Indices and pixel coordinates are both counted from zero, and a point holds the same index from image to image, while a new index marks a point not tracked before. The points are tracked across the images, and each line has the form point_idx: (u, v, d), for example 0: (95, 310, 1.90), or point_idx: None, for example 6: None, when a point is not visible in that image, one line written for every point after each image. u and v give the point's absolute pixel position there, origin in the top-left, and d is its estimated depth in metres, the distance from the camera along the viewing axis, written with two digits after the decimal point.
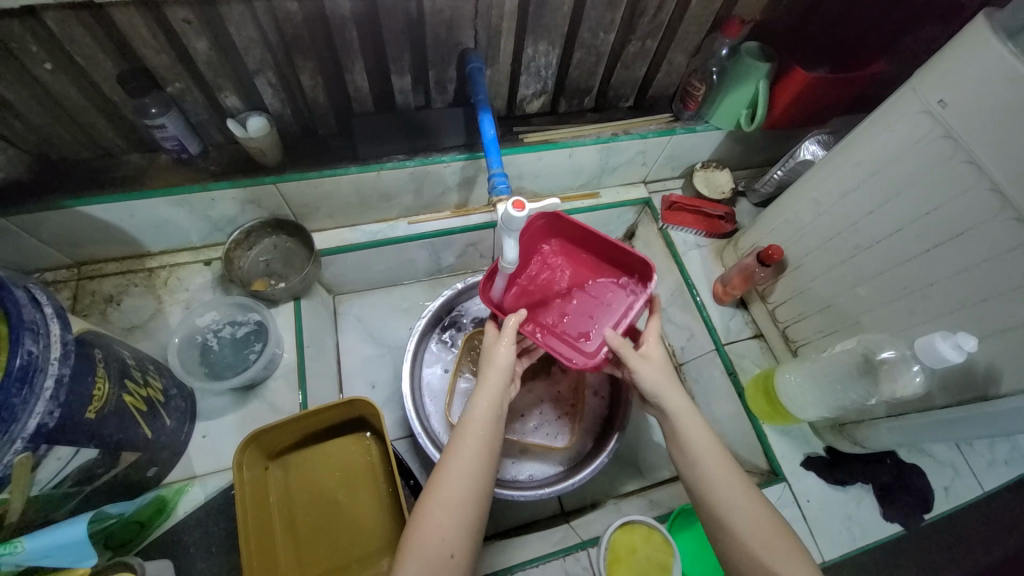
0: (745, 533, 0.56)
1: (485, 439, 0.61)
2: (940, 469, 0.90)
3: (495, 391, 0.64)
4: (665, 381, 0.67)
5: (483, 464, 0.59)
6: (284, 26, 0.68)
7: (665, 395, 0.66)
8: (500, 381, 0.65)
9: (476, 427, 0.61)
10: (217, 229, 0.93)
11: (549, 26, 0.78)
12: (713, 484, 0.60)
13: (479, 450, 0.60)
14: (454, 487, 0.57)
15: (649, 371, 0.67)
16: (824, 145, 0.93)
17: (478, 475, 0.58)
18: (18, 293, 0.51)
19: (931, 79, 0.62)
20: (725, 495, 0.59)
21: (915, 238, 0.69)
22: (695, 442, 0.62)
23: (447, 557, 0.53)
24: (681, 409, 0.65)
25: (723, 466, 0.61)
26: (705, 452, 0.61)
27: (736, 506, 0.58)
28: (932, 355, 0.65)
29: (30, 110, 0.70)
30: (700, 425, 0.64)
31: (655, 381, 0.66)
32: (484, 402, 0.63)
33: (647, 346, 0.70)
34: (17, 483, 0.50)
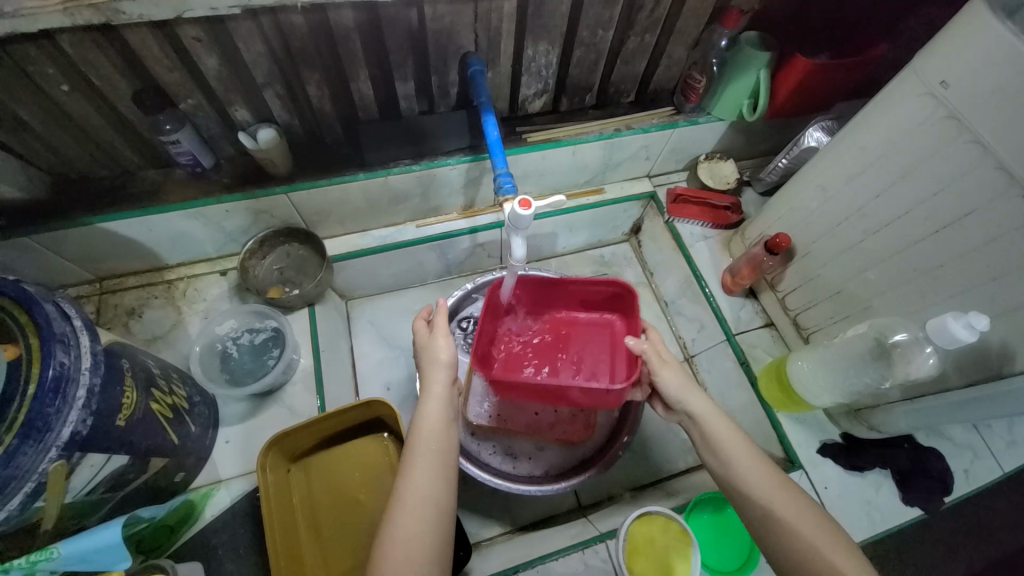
0: (796, 530, 0.56)
1: (435, 459, 0.60)
2: (959, 452, 0.90)
3: (439, 406, 0.64)
4: (685, 384, 0.68)
5: (437, 485, 0.58)
6: (291, 39, 0.69)
7: (687, 397, 0.67)
8: (443, 395, 0.65)
9: (425, 446, 0.61)
10: (232, 240, 0.95)
11: (548, 26, 0.79)
12: (751, 483, 0.60)
13: (430, 472, 0.58)
14: (409, 515, 0.55)
15: (671, 372, 0.69)
16: (828, 131, 0.93)
17: (435, 500, 0.57)
18: (48, 307, 0.53)
19: (933, 60, 0.62)
20: (767, 493, 0.59)
21: (923, 220, 0.69)
22: (726, 443, 0.63)
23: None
24: (706, 410, 0.65)
25: (754, 463, 0.61)
26: (736, 450, 0.62)
27: (779, 504, 0.58)
28: (945, 335, 0.65)
29: (51, 131, 0.72)
30: (726, 424, 0.64)
31: (678, 381, 0.68)
32: (430, 417, 0.63)
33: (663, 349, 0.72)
34: (54, 491, 0.51)
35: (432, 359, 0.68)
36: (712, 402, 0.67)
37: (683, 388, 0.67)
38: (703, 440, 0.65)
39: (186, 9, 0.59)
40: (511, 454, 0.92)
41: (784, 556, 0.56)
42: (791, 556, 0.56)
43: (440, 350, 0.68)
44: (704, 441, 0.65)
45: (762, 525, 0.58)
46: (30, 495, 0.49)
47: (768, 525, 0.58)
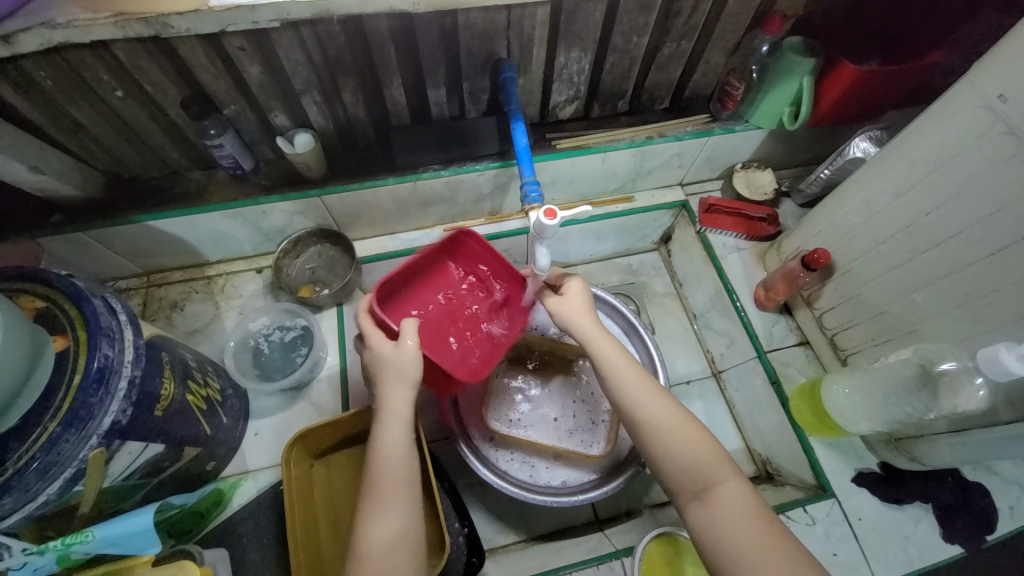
0: (701, 460, 0.58)
1: (399, 485, 0.59)
2: (1008, 488, 0.83)
3: (403, 428, 0.62)
4: (575, 307, 0.70)
5: (405, 502, 0.58)
6: (328, 48, 0.71)
7: (574, 320, 0.70)
8: (404, 422, 0.63)
9: (389, 464, 0.60)
10: (268, 239, 0.99)
11: (581, 33, 0.79)
12: (648, 413, 0.62)
13: (395, 498, 0.58)
14: (381, 536, 0.56)
15: (571, 304, 0.70)
16: (876, 141, 0.89)
17: (401, 525, 0.57)
18: (96, 302, 0.56)
19: (995, 71, 0.58)
20: (670, 431, 0.60)
21: (978, 241, 0.64)
22: (615, 373, 0.65)
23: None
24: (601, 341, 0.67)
25: (648, 395, 0.63)
26: (630, 384, 0.64)
27: (682, 441, 0.60)
28: (996, 367, 0.60)
29: (105, 134, 0.77)
30: (616, 351, 0.67)
31: (576, 314, 0.70)
32: (389, 440, 0.61)
33: (568, 283, 0.73)
34: (92, 476, 0.55)
35: (398, 375, 0.64)
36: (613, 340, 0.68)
37: (575, 317, 0.70)
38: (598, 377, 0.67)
39: (230, 23, 0.61)
40: (529, 462, 0.91)
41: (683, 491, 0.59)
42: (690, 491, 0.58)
43: (407, 367, 0.63)
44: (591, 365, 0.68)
45: (661, 455, 0.60)
46: (70, 480, 0.52)
47: (667, 461, 0.60)
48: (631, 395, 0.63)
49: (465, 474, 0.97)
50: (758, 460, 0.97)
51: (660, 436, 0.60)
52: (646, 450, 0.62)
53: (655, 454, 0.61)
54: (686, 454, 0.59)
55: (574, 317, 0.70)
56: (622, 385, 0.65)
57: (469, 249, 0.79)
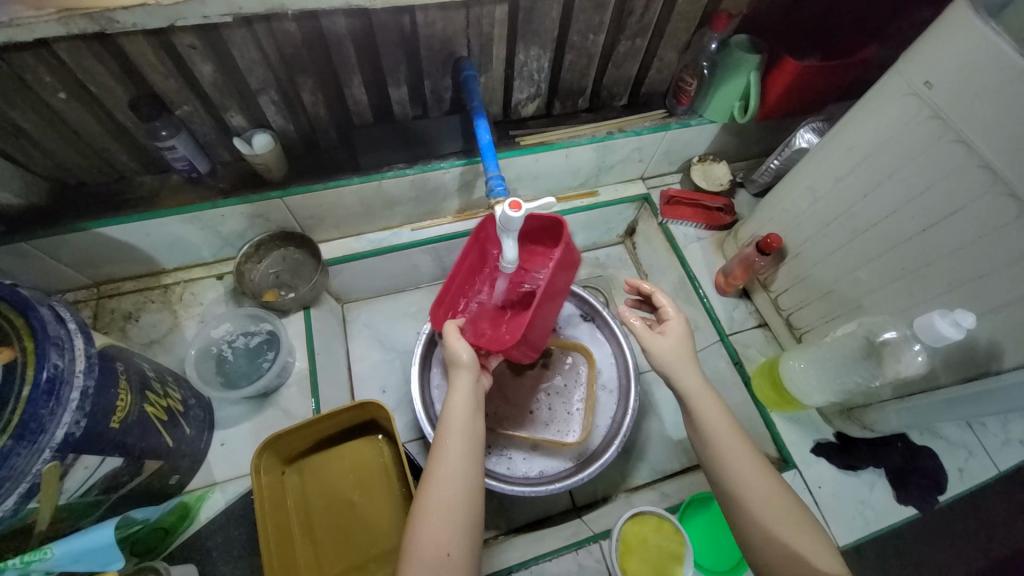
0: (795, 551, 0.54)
1: (465, 440, 0.61)
2: (953, 450, 0.90)
3: (468, 394, 0.64)
4: (679, 357, 0.66)
5: (471, 465, 0.59)
6: (284, 46, 0.70)
7: (680, 372, 0.65)
8: (468, 389, 0.65)
9: (458, 427, 0.62)
10: (227, 244, 0.96)
11: (539, 31, 0.80)
12: (747, 478, 0.59)
13: (460, 451, 0.59)
14: (439, 488, 0.57)
15: (666, 347, 0.66)
16: (818, 132, 0.94)
17: (466, 473, 0.58)
18: (43, 310, 0.53)
19: (916, 62, 0.63)
20: (767, 508, 0.57)
21: (911, 218, 0.70)
22: (715, 426, 0.62)
23: (444, 557, 0.54)
24: (691, 386, 0.64)
25: (749, 459, 0.60)
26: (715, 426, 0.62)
27: (779, 524, 0.56)
28: (931, 333, 0.65)
29: (47, 138, 0.73)
30: (723, 411, 0.63)
31: (671, 358, 0.66)
32: (456, 405, 0.63)
33: (670, 322, 0.69)
34: (47, 492, 0.52)
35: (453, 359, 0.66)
36: (703, 379, 0.65)
37: (682, 371, 0.65)
38: (693, 428, 0.64)
39: (180, 18, 0.60)
40: (506, 455, 0.91)
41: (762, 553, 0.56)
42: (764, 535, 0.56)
43: (460, 352, 0.67)
44: (688, 419, 0.64)
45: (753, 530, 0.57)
46: (23, 496, 0.49)
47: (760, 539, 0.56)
48: (734, 465, 0.59)
49: None
50: None
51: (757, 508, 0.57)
52: (734, 516, 0.59)
53: (743, 525, 0.58)
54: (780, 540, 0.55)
55: (681, 367, 0.66)
56: (724, 443, 0.61)
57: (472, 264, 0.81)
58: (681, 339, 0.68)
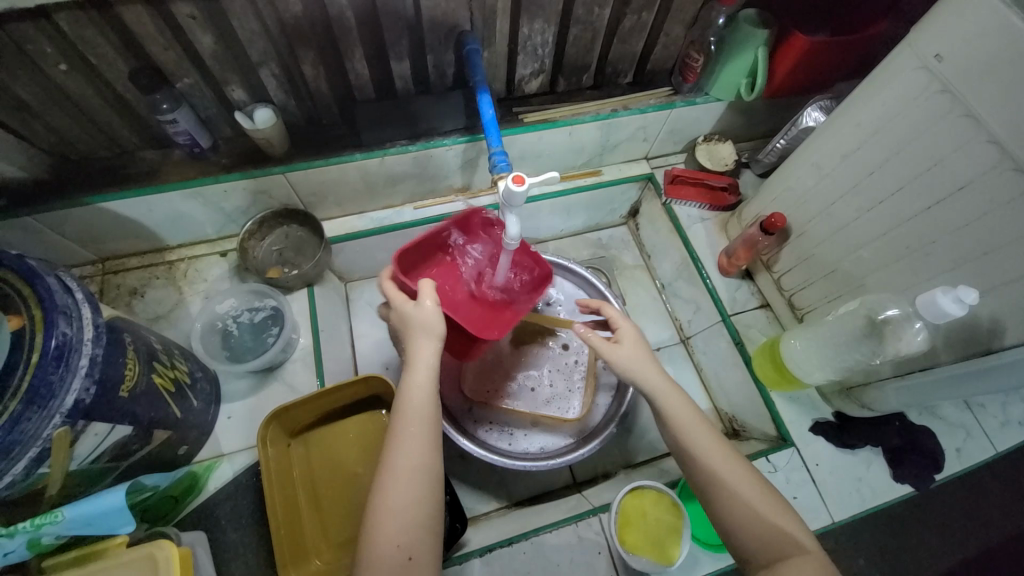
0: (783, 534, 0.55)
1: (423, 431, 0.60)
2: (952, 430, 0.91)
3: (427, 379, 0.63)
4: (639, 359, 0.67)
5: (427, 460, 0.59)
6: (285, 18, 0.70)
7: (641, 375, 0.66)
8: (431, 368, 0.64)
9: (416, 419, 0.61)
10: (230, 221, 0.96)
11: (543, 4, 0.79)
12: (718, 471, 0.59)
13: (418, 444, 0.59)
14: (395, 489, 0.57)
15: (625, 355, 0.67)
16: (826, 110, 0.93)
17: (422, 471, 0.58)
18: (50, 280, 0.54)
19: (926, 34, 0.62)
20: (750, 498, 0.57)
21: (917, 196, 0.69)
22: (682, 424, 0.62)
23: (405, 560, 0.54)
24: (661, 385, 0.65)
25: (722, 456, 0.60)
26: (677, 414, 0.63)
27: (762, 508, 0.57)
28: (933, 310, 0.65)
29: (48, 111, 0.73)
30: (691, 411, 0.63)
31: (634, 364, 0.66)
32: (415, 393, 0.62)
33: (622, 330, 0.71)
34: (57, 456, 0.53)
35: (424, 327, 0.65)
36: (666, 378, 0.66)
37: (642, 368, 0.66)
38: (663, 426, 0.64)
39: None
40: (507, 431, 0.93)
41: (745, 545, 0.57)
42: (748, 526, 0.56)
43: (432, 322, 0.65)
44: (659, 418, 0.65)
45: (734, 521, 0.57)
46: (35, 460, 0.51)
47: (741, 534, 0.56)
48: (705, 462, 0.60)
49: (447, 447, 0.98)
50: (725, 418, 1.03)
51: (731, 510, 0.57)
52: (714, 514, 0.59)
53: (722, 518, 0.58)
54: (773, 527, 0.56)
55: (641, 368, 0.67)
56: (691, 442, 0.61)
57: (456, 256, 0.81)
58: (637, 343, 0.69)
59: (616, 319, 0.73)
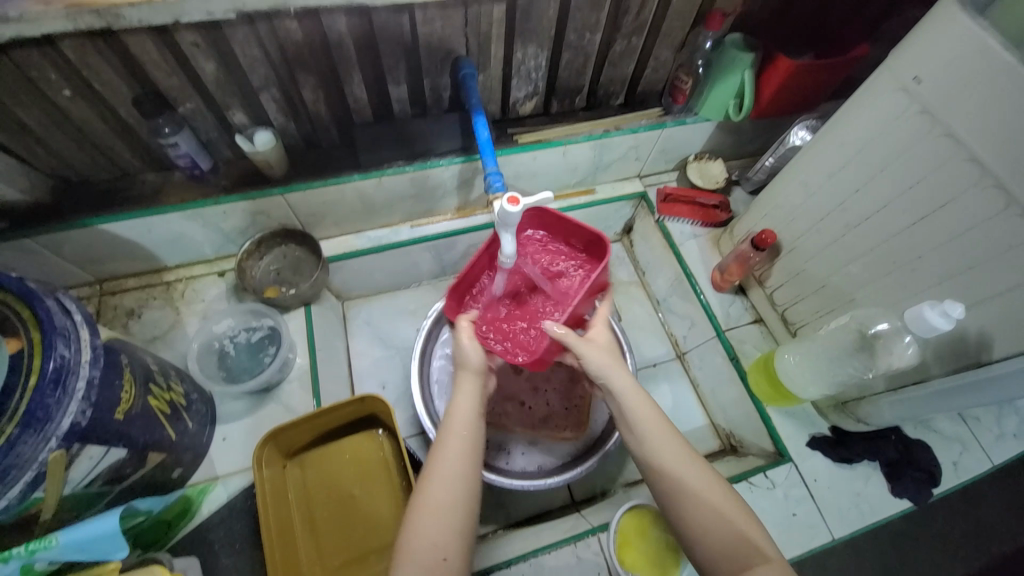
0: (747, 547, 0.54)
1: (466, 441, 0.61)
2: (948, 444, 0.91)
3: (473, 397, 0.66)
4: (608, 362, 0.67)
5: (471, 468, 0.60)
6: (287, 44, 0.72)
7: (613, 380, 0.66)
8: (474, 388, 0.67)
9: (458, 429, 0.62)
10: (229, 241, 0.97)
11: (536, 30, 0.82)
12: (683, 479, 0.58)
13: (463, 452, 0.60)
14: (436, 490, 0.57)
15: (596, 351, 0.67)
16: (812, 129, 0.96)
17: (466, 476, 0.59)
18: (49, 302, 0.54)
19: (905, 59, 0.64)
20: (710, 508, 0.57)
21: (901, 212, 0.71)
22: (650, 431, 0.62)
23: (440, 560, 0.54)
24: (627, 387, 0.65)
25: (686, 462, 0.60)
26: (643, 419, 0.62)
27: (725, 519, 0.56)
28: (922, 324, 0.66)
29: (51, 135, 0.75)
30: (655, 415, 0.63)
31: (602, 360, 0.67)
32: (461, 407, 0.64)
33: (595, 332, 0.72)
34: (52, 480, 0.53)
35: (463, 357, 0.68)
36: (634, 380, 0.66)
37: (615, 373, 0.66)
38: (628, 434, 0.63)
39: (185, 15, 0.60)
40: (504, 449, 0.93)
41: (707, 554, 0.55)
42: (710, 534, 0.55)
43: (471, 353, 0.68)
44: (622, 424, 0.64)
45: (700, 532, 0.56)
46: (30, 484, 0.50)
47: (703, 545, 0.56)
48: (672, 471, 0.59)
49: None
50: (722, 434, 1.03)
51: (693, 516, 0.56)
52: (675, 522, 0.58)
53: (683, 525, 0.57)
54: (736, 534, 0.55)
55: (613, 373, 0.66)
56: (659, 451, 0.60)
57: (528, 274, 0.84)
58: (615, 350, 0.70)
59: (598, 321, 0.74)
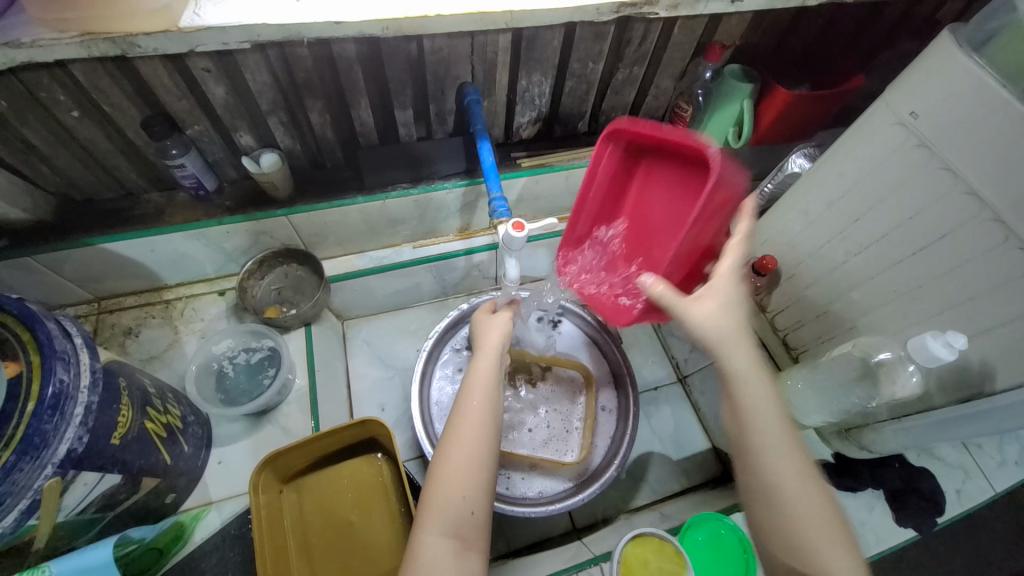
0: (826, 571, 0.47)
1: (489, 394, 0.63)
2: (951, 472, 0.91)
3: (492, 359, 0.68)
4: (726, 331, 0.56)
5: (491, 420, 0.62)
6: (296, 71, 0.73)
7: (726, 349, 0.55)
8: (495, 349, 0.69)
9: (480, 386, 0.64)
10: (231, 261, 0.97)
11: (540, 59, 0.83)
12: (782, 483, 0.50)
13: (484, 406, 0.62)
14: (463, 447, 0.59)
15: (705, 316, 0.57)
16: (810, 157, 0.98)
17: (486, 428, 0.61)
18: (50, 325, 0.54)
19: (901, 94, 0.66)
20: (805, 519, 0.49)
21: (900, 243, 0.72)
22: (762, 426, 0.52)
23: (468, 514, 0.56)
24: (743, 365, 0.54)
25: (797, 474, 0.50)
26: (757, 409, 0.52)
27: (815, 538, 0.49)
28: (925, 354, 0.66)
29: (57, 154, 0.75)
30: (774, 411, 0.52)
31: (711, 327, 0.56)
32: (481, 367, 0.67)
33: (713, 285, 0.59)
34: (46, 509, 0.51)
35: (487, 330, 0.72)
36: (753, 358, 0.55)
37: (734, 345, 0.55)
38: (732, 414, 0.54)
39: (199, 44, 0.61)
40: (504, 474, 0.90)
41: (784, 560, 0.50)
42: (794, 551, 0.49)
43: (494, 327, 0.72)
44: (725, 398, 0.55)
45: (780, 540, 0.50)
46: (24, 512, 0.49)
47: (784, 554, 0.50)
48: (777, 471, 0.50)
49: None
50: (725, 459, 1.02)
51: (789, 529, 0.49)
52: (761, 524, 0.52)
53: (768, 528, 0.51)
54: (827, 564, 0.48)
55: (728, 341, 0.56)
56: (766, 445, 0.51)
57: (639, 191, 0.71)
58: (734, 312, 0.58)
59: (720, 273, 0.60)
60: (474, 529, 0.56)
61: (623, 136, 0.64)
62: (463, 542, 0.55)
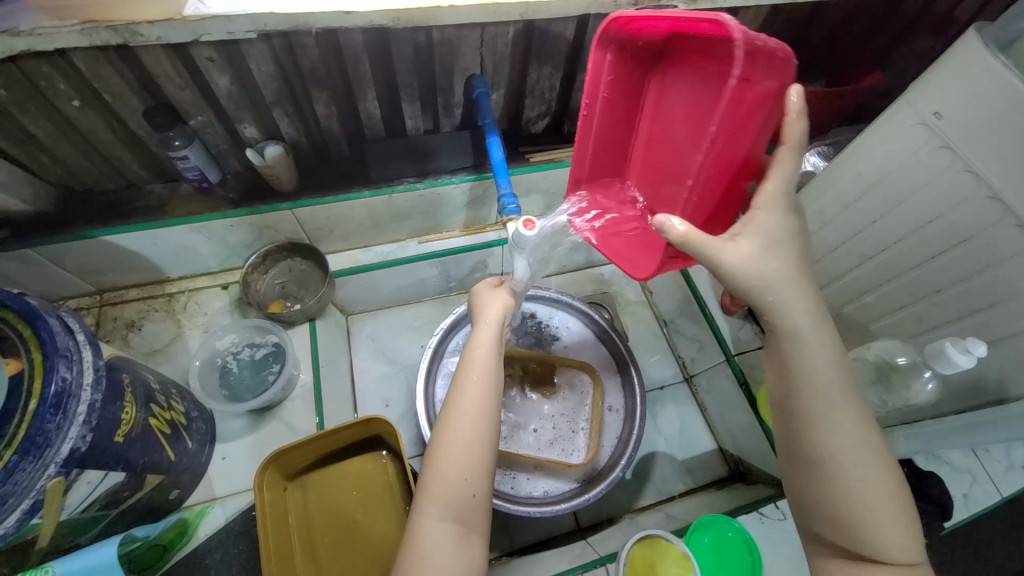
0: (866, 519, 0.49)
1: (487, 375, 0.62)
2: (958, 476, 0.90)
3: (492, 336, 0.66)
4: (783, 283, 0.53)
5: (490, 402, 0.60)
6: (302, 62, 0.71)
7: (779, 301, 0.53)
8: (494, 326, 0.67)
9: (479, 366, 0.63)
10: (235, 254, 0.95)
11: (552, 51, 0.81)
12: (831, 438, 0.51)
13: (482, 388, 0.61)
14: (462, 427, 0.58)
15: (757, 265, 0.52)
16: (825, 156, 0.93)
17: (486, 411, 0.60)
18: (52, 321, 0.53)
19: (923, 93, 0.64)
20: (848, 472, 0.50)
21: (918, 246, 0.71)
22: (817, 382, 0.51)
23: (470, 496, 0.56)
24: (797, 319, 0.52)
25: (848, 429, 0.51)
26: (813, 364, 0.52)
27: (857, 491, 0.50)
28: (942, 360, 0.65)
29: (56, 144, 0.73)
30: (829, 366, 0.52)
31: (764, 275, 0.52)
32: (480, 344, 0.65)
33: (757, 220, 0.53)
34: (49, 508, 0.51)
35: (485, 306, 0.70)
36: (808, 312, 0.53)
37: (786, 300, 0.53)
38: (779, 370, 0.54)
39: (204, 33, 0.59)
40: (510, 474, 0.90)
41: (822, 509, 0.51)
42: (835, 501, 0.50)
43: (493, 303, 0.70)
44: (772, 354, 0.55)
45: (810, 491, 0.52)
46: (27, 512, 0.48)
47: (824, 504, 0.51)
48: (828, 426, 0.51)
49: None
50: (731, 460, 1.02)
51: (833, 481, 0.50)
52: (804, 473, 0.52)
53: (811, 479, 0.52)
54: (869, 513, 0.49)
55: (782, 296, 0.53)
56: (813, 405, 0.51)
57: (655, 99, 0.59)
58: (781, 255, 0.53)
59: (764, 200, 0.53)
60: (476, 510, 0.56)
61: (624, 26, 0.52)
62: (465, 527, 0.55)
